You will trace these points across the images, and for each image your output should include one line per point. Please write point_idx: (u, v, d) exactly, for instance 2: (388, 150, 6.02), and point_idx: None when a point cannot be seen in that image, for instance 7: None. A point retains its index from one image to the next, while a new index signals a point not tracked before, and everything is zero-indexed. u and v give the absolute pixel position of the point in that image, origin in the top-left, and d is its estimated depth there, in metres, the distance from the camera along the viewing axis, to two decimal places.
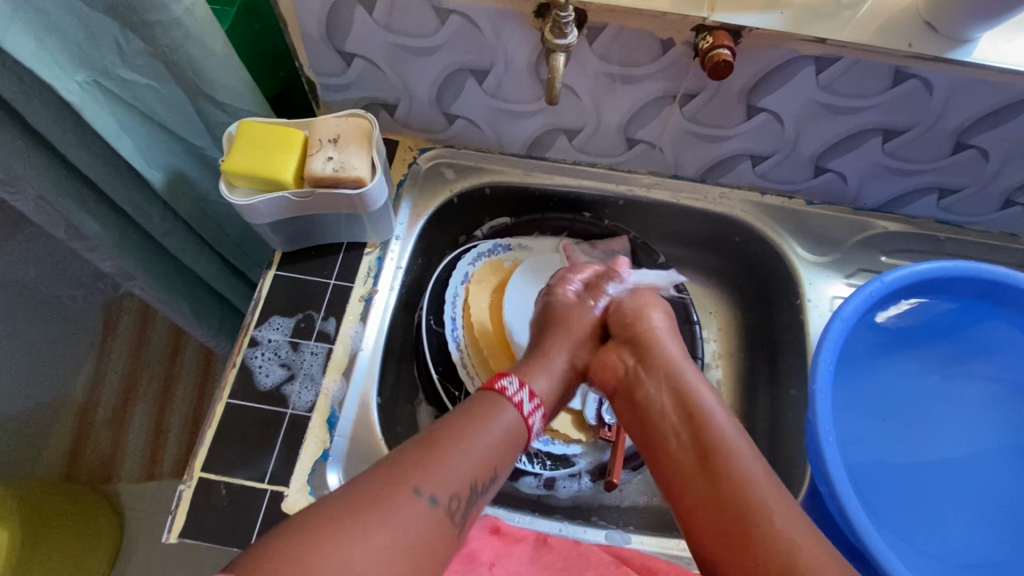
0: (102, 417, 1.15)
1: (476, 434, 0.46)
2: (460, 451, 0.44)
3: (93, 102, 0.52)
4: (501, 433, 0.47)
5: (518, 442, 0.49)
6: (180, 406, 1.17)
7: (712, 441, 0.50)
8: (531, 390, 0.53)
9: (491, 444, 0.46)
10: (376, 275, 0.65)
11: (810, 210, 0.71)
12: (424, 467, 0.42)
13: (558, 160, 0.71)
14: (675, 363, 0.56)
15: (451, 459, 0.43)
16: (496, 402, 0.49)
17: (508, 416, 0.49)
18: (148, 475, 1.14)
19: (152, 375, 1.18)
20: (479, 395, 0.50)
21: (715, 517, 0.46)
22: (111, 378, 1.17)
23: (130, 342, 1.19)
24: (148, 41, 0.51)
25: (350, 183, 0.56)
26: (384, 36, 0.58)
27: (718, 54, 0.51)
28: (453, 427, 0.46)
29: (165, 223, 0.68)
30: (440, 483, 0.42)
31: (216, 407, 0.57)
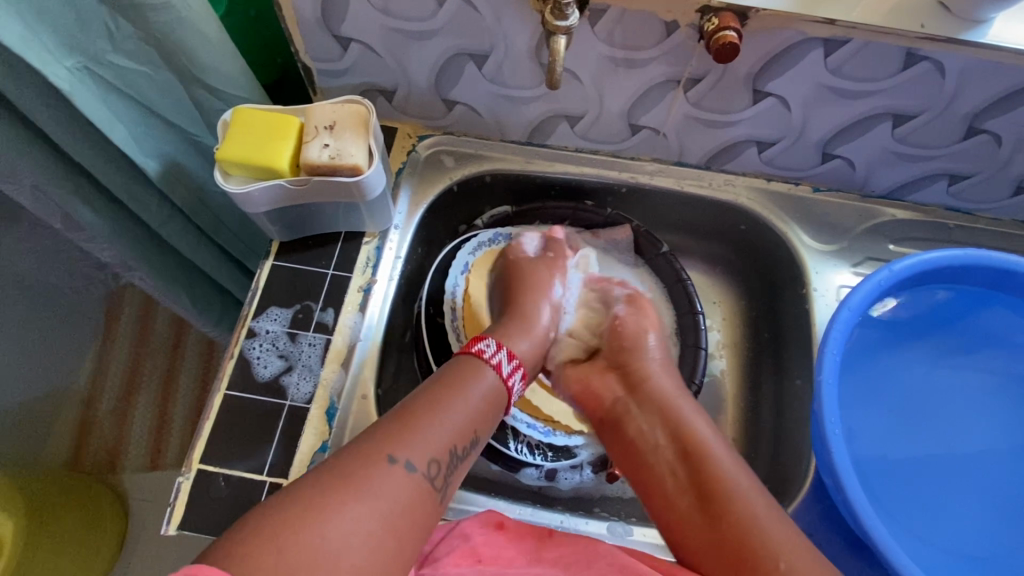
0: (105, 409, 1.16)
1: (451, 402, 0.47)
2: (435, 421, 0.45)
3: (85, 89, 0.51)
4: (475, 401, 0.48)
5: (491, 410, 0.49)
6: (182, 398, 1.16)
7: (701, 464, 0.50)
8: (509, 352, 0.54)
9: (470, 413, 0.47)
10: (374, 265, 0.64)
11: (816, 197, 0.70)
12: (400, 437, 0.43)
13: (560, 147, 0.70)
14: (665, 396, 0.56)
15: (430, 421, 0.45)
16: (472, 371, 0.50)
17: (485, 382, 0.50)
18: (152, 465, 1.14)
19: (155, 367, 1.18)
20: (452, 363, 0.51)
21: (706, 532, 0.47)
22: (113, 369, 1.17)
23: (131, 332, 1.18)
24: (139, 25, 0.50)
25: (346, 171, 0.55)
26: (381, 19, 0.57)
27: (724, 36, 0.49)
28: (422, 402, 0.46)
29: (161, 213, 0.67)
30: (423, 448, 0.43)
31: (214, 398, 0.57)
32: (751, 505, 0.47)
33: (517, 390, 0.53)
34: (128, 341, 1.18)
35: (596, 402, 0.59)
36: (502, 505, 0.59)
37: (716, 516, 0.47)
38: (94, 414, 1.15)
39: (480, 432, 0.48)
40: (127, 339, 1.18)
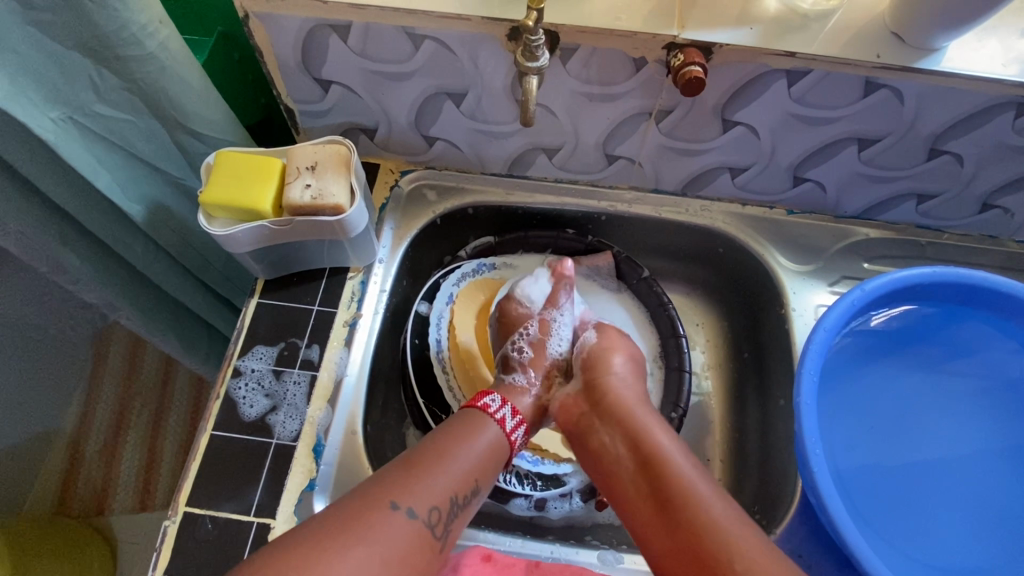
0: (91, 451, 1.19)
1: (461, 451, 0.50)
2: (438, 469, 0.48)
3: (69, 139, 0.52)
4: (480, 448, 0.51)
5: (499, 457, 0.52)
6: (171, 438, 1.20)
7: (663, 475, 0.51)
8: (514, 407, 0.56)
9: (473, 463, 0.50)
10: (359, 299, 0.65)
11: (791, 219, 0.71)
12: (407, 486, 0.46)
13: (539, 178, 0.72)
14: (624, 403, 0.57)
15: (435, 473, 0.47)
16: (475, 422, 0.53)
17: (488, 435, 0.52)
18: (141, 506, 1.18)
19: (143, 407, 1.21)
20: (458, 417, 0.53)
21: (666, 536, 0.48)
22: (100, 410, 1.20)
23: (119, 371, 1.18)
24: (123, 75, 0.51)
25: (328, 211, 0.55)
26: (360, 62, 0.58)
27: (690, 70, 0.51)
28: (434, 444, 0.50)
29: (147, 254, 0.68)
30: (429, 494, 0.46)
31: (200, 438, 0.57)
32: (712, 510, 0.47)
33: (519, 443, 0.55)
34: (114, 384, 1.19)
35: (564, 412, 0.60)
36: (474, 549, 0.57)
37: (675, 518, 0.48)
38: (82, 456, 1.18)
39: (486, 477, 0.51)
40: (112, 382, 1.19)
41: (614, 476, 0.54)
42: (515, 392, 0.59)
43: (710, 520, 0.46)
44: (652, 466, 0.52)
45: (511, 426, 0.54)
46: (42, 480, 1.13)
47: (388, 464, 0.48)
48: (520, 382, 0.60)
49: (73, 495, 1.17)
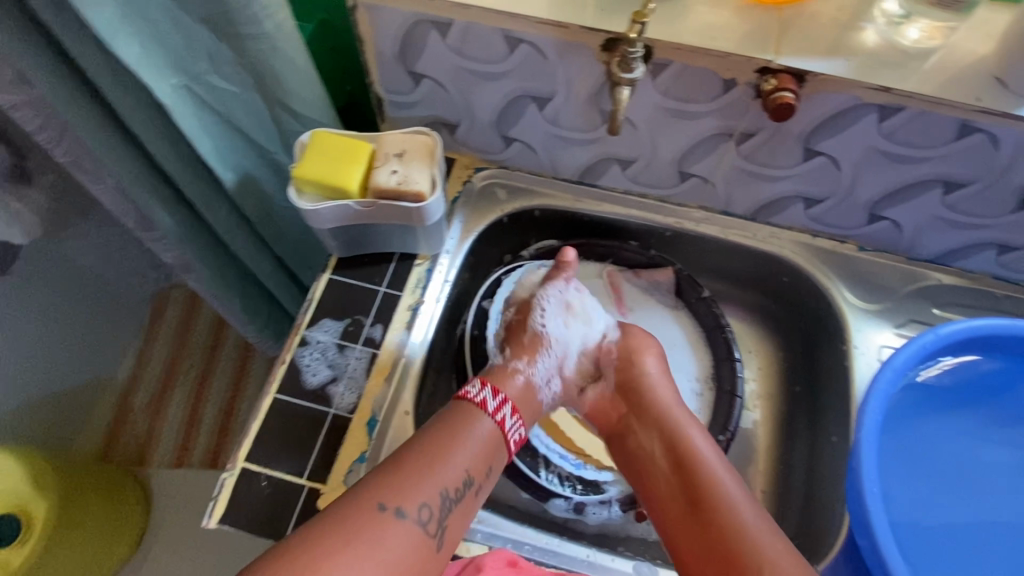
0: (140, 402, 1.38)
1: (447, 444, 0.50)
2: (426, 469, 0.48)
3: (183, 104, 0.55)
4: (472, 441, 0.52)
5: (493, 448, 0.53)
6: (212, 401, 1.39)
7: (697, 473, 0.53)
8: (496, 389, 0.56)
9: (466, 456, 0.51)
10: (424, 286, 0.67)
11: (862, 255, 0.70)
12: (396, 488, 0.46)
13: (609, 188, 0.72)
14: (664, 407, 0.58)
15: (423, 473, 0.48)
16: (467, 416, 0.53)
17: (480, 428, 0.53)
18: (178, 462, 1.34)
19: (191, 367, 1.42)
20: (451, 408, 0.54)
21: (696, 534, 0.49)
22: (152, 364, 1.41)
23: (173, 330, 1.44)
24: (239, 51, 0.54)
25: (411, 197, 0.57)
26: (454, 59, 0.60)
27: (780, 97, 0.52)
28: (424, 441, 0.51)
29: (230, 221, 0.72)
30: (419, 490, 0.47)
31: (264, 399, 0.60)
32: (744, 517, 0.49)
33: (511, 425, 0.55)
34: (167, 341, 1.43)
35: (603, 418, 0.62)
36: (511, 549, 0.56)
37: (703, 516, 0.50)
38: (131, 407, 1.38)
39: (482, 470, 0.52)
40: (166, 340, 1.43)
41: (648, 475, 0.56)
42: (505, 375, 0.59)
43: (742, 515, 0.49)
44: (687, 465, 0.54)
45: (494, 406, 0.55)
46: (93, 419, 1.35)
47: (378, 466, 0.49)
48: (506, 363, 0.60)
49: (118, 440, 1.35)
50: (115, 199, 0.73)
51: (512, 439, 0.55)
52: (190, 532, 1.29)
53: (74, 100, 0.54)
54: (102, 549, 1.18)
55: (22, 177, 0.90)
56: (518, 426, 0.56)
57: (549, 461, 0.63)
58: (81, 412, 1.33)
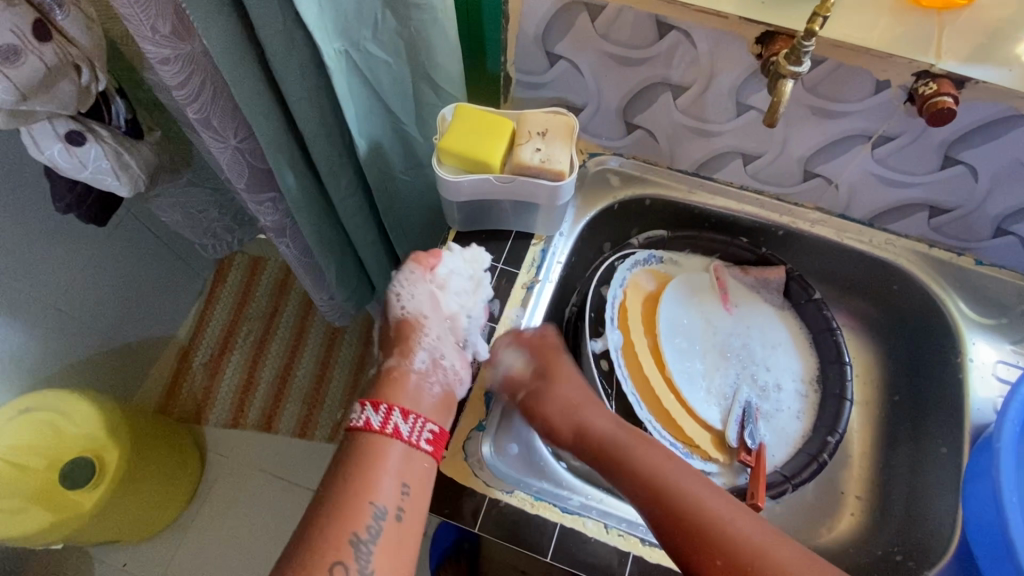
0: (199, 361, 1.43)
1: (345, 493, 0.52)
2: (331, 520, 0.51)
3: (340, 69, 0.57)
4: (373, 472, 0.52)
5: (404, 468, 0.53)
6: (270, 363, 1.42)
7: (673, 495, 0.53)
8: (377, 403, 0.56)
9: (370, 492, 0.52)
10: (539, 266, 0.68)
11: (978, 270, 0.69)
12: (308, 554, 0.49)
13: (724, 182, 0.73)
14: (604, 434, 0.57)
15: (329, 527, 0.50)
16: (362, 449, 0.54)
17: (381, 457, 0.53)
18: (234, 422, 1.38)
19: (250, 330, 1.46)
20: (349, 445, 0.55)
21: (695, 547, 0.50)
22: (213, 326, 1.45)
23: (234, 294, 1.48)
24: (401, 20, 0.55)
25: (549, 175, 0.58)
26: (597, 43, 0.61)
27: (942, 100, 0.51)
28: (330, 487, 0.53)
29: (349, 187, 0.74)
30: (327, 552, 0.49)
31: (387, 362, 0.62)
32: (739, 524, 0.51)
33: (405, 428, 0.55)
34: (229, 304, 1.47)
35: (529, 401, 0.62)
36: (625, 528, 0.56)
37: (698, 531, 0.51)
38: (191, 364, 1.42)
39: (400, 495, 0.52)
40: (227, 303, 1.48)
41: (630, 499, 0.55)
42: (398, 381, 0.58)
43: (706, 500, 0.52)
44: (660, 488, 0.53)
45: (379, 420, 0.55)
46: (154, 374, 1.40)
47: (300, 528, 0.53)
48: (394, 364, 0.60)
49: (177, 397, 1.40)
50: (236, 159, 0.75)
51: (418, 441, 0.54)
52: (245, 489, 1.33)
53: (240, 58, 0.55)
54: (158, 500, 1.20)
55: (134, 131, 0.92)
56: (421, 425, 0.55)
57: None
58: (146, 365, 1.39)
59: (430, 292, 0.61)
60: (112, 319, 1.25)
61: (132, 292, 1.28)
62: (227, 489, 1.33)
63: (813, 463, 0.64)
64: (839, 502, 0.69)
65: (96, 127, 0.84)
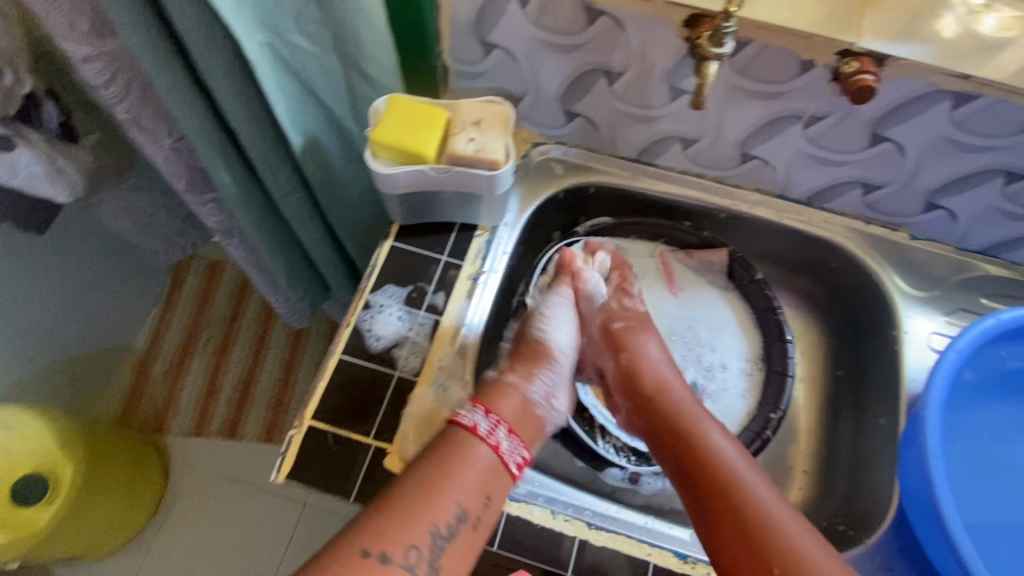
0: (159, 370, 1.39)
1: (444, 486, 0.51)
2: (418, 506, 0.50)
3: (265, 63, 0.55)
4: (473, 470, 0.53)
5: (492, 480, 0.53)
6: (232, 369, 1.40)
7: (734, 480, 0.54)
8: (487, 410, 0.57)
9: (460, 490, 0.52)
10: (484, 257, 0.67)
11: (913, 244, 0.71)
12: (381, 532, 0.48)
13: (666, 168, 0.73)
14: (681, 409, 0.60)
15: (406, 512, 0.49)
16: (466, 442, 0.54)
17: (478, 458, 0.54)
18: (197, 431, 1.35)
19: (211, 335, 1.42)
20: (445, 436, 0.54)
21: (733, 534, 0.51)
22: (172, 333, 1.42)
23: (192, 301, 1.44)
24: (325, 12, 0.54)
25: (485, 165, 0.58)
26: (530, 31, 0.61)
27: (863, 79, 0.52)
28: (415, 475, 0.52)
29: (289, 184, 0.72)
30: (400, 534, 0.48)
31: (329, 360, 0.61)
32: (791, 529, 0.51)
33: (503, 445, 0.56)
34: (187, 311, 1.44)
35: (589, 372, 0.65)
36: (573, 513, 0.57)
37: (740, 520, 0.52)
38: (150, 373, 1.39)
39: (479, 495, 0.52)
40: (186, 310, 1.44)
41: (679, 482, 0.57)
42: (503, 392, 0.60)
43: (762, 504, 0.52)
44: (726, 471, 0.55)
45: (485, 430, 0.55)
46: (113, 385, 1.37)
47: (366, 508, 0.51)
48: (506, 378, 0.61)
49: (137, 407, 1.36)
50: (172, 159, 0.73)
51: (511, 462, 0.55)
52: (211, 497, 1.31)
53: (159, 53, 0.53)
54: (123, 507, 1.18)
55: (68, 135, 0.89)
56: (517, 448, 0.56)
57: (605, 431, 0.65)
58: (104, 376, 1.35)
59: (568, 313, 0.66)
60: (61, 330, 1.21)
61: (82, 302, 1.24)
62: (190, 499, 1.31)
63: (756, 440, 0.66)
64: (787, 477, 0.70)
65: (26, 132, 0.81)
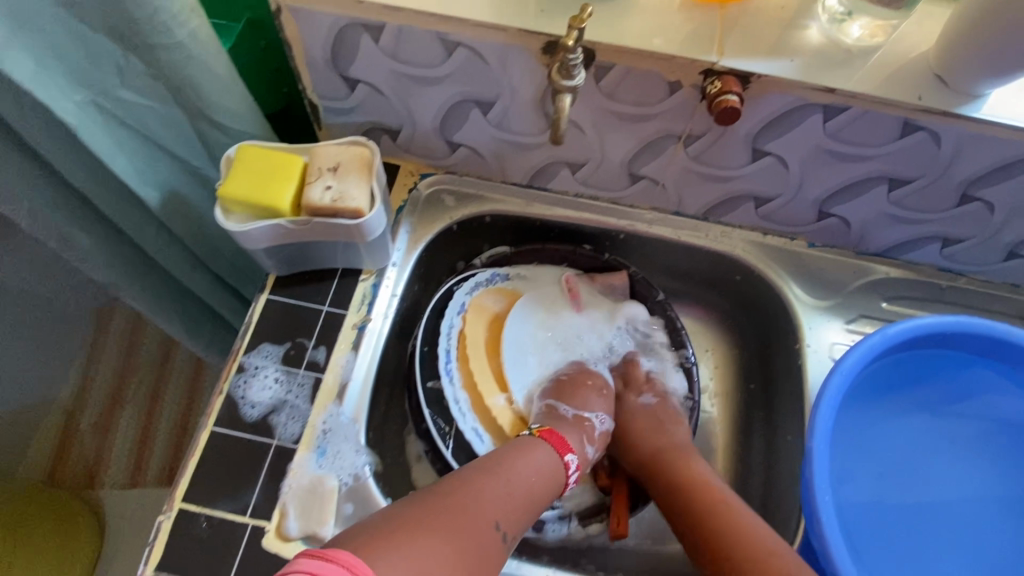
0: (87, 423, 1.20)
1: (525, 473, 0.55)
2: (513, 485, 0.53)
3: (91, 123, 0.51)
4: (542, 476, 0.57)
5: (548, 489, 0.57)
6: (166, 414, 1.21)
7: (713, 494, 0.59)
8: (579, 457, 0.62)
9: (533, 488, 0.55)
10: (370, 303, 0.64)
11: (811, 252, 0.70)
12: (498, 501, 0.51)
13: (559, 191, 0.71)
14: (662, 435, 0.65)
15: (507, 486, 0.53)
16: (539, 450, 0.58)
17: (548, 465, 0.58)
18: (133, 482, 1.17)
19: (141, 380, 1.23)
20: (527, 441, 0.59)
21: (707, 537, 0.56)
22: (102, 377, 1.22)
23: (112, 344, 1.23)
24: (150, 63, 0.49)
25: (348, 214, 0.54)
26: (389, 64, 0.57)
27: (726, 99, 0.50)
28: (506, 455, 0.56)
29: (159, 239, 0.67)
30: (502, 509, 0.51)
31: (200, 433, 0.56)
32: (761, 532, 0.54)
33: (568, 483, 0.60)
34: (116, 351, 1.24)
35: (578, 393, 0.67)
36: None
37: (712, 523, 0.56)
38: (77, 428, 1.19)
39: (541, 501, 0.55)
40: (115, 349, 1.24)
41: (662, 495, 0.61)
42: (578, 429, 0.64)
43: (737, 510, 0.57)
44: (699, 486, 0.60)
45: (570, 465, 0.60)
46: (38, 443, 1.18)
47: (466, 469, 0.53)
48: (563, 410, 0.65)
49: (66, 464, 1.17)
50: None
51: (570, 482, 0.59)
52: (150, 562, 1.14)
53: None
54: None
55: None
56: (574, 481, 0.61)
57: None
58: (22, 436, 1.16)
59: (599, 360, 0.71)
60: None
61: None
62: None
63: None
64: None
65: None
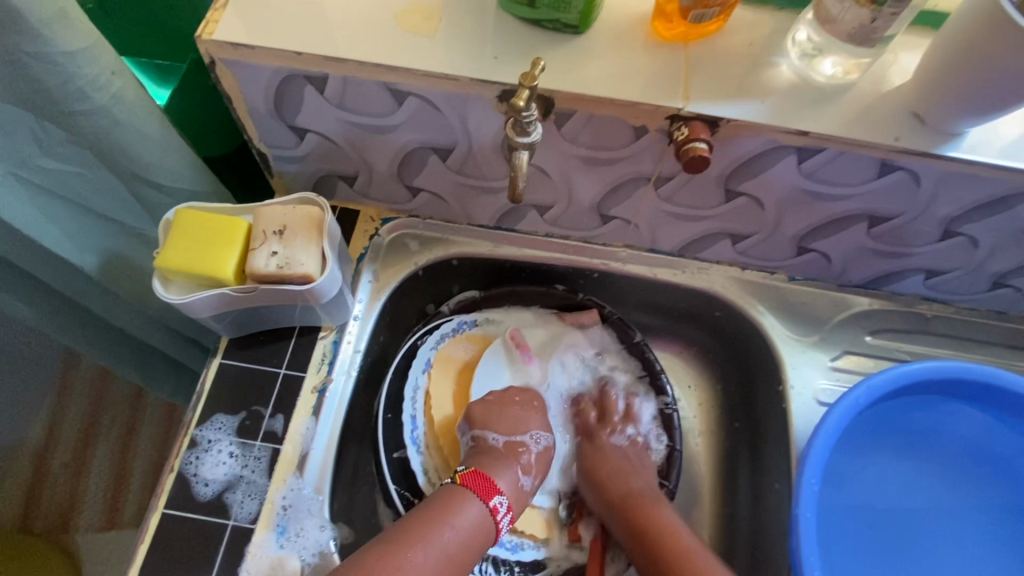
0: (58, 463, 1.02)
1: (449, 527, 0.51)
2: (432, 546, 0.50)
3: (10, 197, 0.47)
4: (467, 530, 0.52)
5: (481, 539, 0.53)
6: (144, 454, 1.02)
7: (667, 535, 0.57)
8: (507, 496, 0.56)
9: (457, 543, 0.51)
10: (331, 361, 0.60)
11: (792, 286, 0.67)
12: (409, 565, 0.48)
13: (528, 232, 0.67)
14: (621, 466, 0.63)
15: (425, 547, 0.49)
16: (465, 501, 0.54)
17: (476, 515, 0.53)
18: (108, 524, 1.01)
19: (115, 417, 1.01)
20: (454, 490, 0.54)
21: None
22: (70, 417, 1.01)
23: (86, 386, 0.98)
24: (71, 131, 0.46)
25: (297, 280, 0.51)
26: (337, 114, 0.54)
27: (694, 148, 0.47)
28: (432, 508, 0.52)
29: (104, 301, 0.63)
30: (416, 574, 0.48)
31: (150, 516, 0.52)
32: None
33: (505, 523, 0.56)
34: (83, 391, 0.98)
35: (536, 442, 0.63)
36: None
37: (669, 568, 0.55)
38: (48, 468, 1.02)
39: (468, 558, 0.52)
40: (81, 389, 0.98)
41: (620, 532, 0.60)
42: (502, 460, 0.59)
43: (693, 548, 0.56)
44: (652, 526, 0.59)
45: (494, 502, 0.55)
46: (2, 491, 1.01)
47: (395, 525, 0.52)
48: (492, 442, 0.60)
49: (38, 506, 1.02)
50: None
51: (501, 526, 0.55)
52: None
53: None
54: None
55: None
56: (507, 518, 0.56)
57: None
58: None
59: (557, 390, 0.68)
60: None
61: None
62: None
63: None
64: None
65: None
